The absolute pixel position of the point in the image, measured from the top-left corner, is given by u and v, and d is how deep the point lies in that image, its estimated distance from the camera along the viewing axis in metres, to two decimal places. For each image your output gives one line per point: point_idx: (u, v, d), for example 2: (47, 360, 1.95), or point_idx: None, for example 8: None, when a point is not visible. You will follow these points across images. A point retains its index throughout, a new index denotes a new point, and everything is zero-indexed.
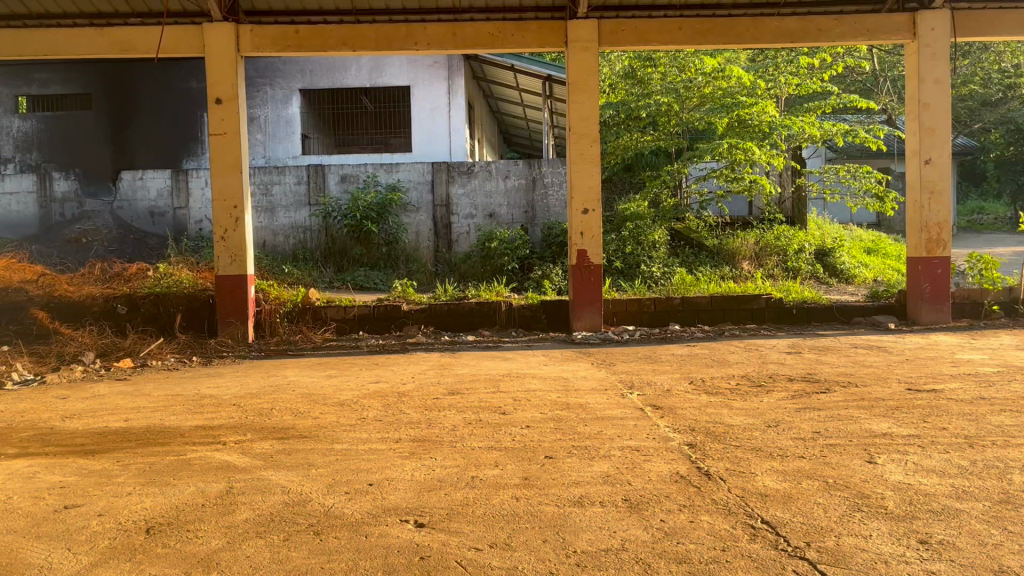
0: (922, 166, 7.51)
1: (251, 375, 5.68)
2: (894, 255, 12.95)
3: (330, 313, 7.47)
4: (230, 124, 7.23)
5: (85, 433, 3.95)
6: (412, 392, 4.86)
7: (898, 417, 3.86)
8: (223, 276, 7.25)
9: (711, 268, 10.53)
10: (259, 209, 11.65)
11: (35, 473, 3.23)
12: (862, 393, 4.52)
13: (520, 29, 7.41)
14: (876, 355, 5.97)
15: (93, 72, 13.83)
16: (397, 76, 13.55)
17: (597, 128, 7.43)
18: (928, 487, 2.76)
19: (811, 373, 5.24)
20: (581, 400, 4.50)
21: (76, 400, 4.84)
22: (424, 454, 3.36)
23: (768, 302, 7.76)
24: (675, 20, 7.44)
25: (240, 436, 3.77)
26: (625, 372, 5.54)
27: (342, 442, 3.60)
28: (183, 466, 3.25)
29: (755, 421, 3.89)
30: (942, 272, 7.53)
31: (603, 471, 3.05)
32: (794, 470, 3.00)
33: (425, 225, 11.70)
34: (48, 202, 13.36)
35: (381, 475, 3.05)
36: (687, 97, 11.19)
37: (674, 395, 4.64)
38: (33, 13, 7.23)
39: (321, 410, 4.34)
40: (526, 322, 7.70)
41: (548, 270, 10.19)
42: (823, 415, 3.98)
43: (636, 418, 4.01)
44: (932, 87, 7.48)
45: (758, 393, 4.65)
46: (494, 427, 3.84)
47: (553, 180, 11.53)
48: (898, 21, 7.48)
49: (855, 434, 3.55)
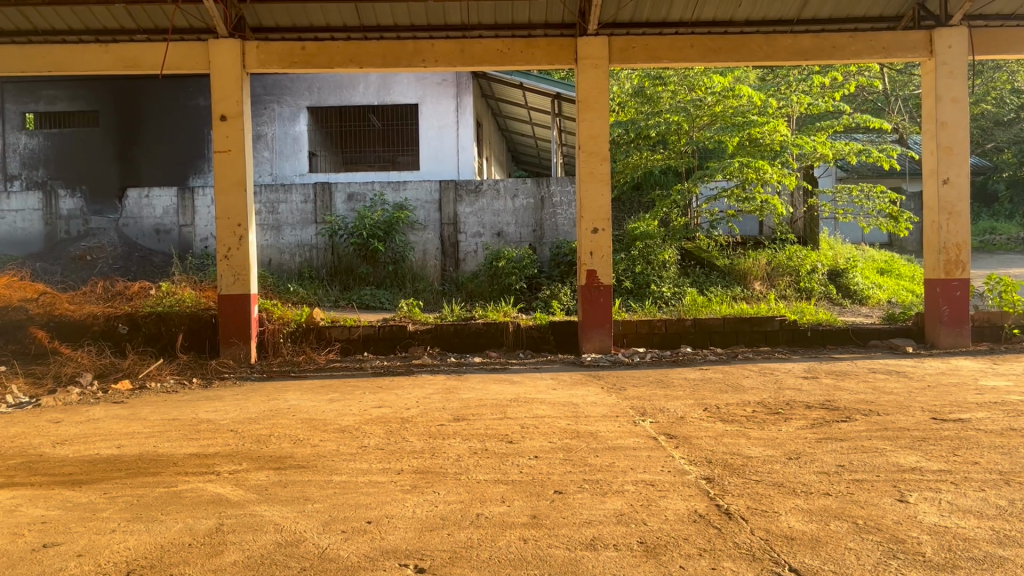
0: (940, 186, 7.32)
1: (252, 399, 5.50)
2: (908, 276, 12.72)
3: (334, 333, 7.35)
4: (234, 141, 7.09)
5: (74, 461, 3.80)
6: (416, 418, 4.68)
7: (926, 450, 3.67)
8: (225, 296, 7.09)
9: (723, 288, 10.37)
10: (265, 227, 11.53)
11: (17, 506, 3.07)
12: (886, 422, 4.32)
13: (529, 47, 7.31)
14: (896, 381, 5.77)
15: (100, 89, 13.81)
16: (405, 94, 13.46)
17: (606, 146, 7.26)
18: (966, 530, 2.57)
19: (830, 401, 5.03)
20: (592, 428, 4.32)
21: (70, 425, 4.68)
22: (427, 487, 3.18)
23: (781, 324, 7.58)
24: (687, 37, 7.32)
25: (234, 466, 3.60)
26: (636, 397, 5.34)
27: (341, 473, 3.43)
28: (173, 500, 3.08)
29: (775, 453, 3.70)
30: (961, 294, 7.32)
31: (616, 509, 2.86)
32: (821, 509, 2.81)
33: (431, 243, 11.57)
34: (54, 220, 12.94)
35: (381, 511, 2.87)
36: (697, 116, 11.04)
37: (689, 423, 4.45)
38: (38, 29, 7.13)
39: (321, 438, 4.17)
40: (534, 344, 7.52)
41: (556, 290, 10.02)
42: (846, 446, 3.79)
43: (649, 449, 3.82)
44: (949, 106, 7.32)
45: (776, 422, 4.45)
46: (501, 458, 3.66)
47: (562, 199, 11.39)
48: (915, 39, 7.33)
49: (882, 468, 3.36)
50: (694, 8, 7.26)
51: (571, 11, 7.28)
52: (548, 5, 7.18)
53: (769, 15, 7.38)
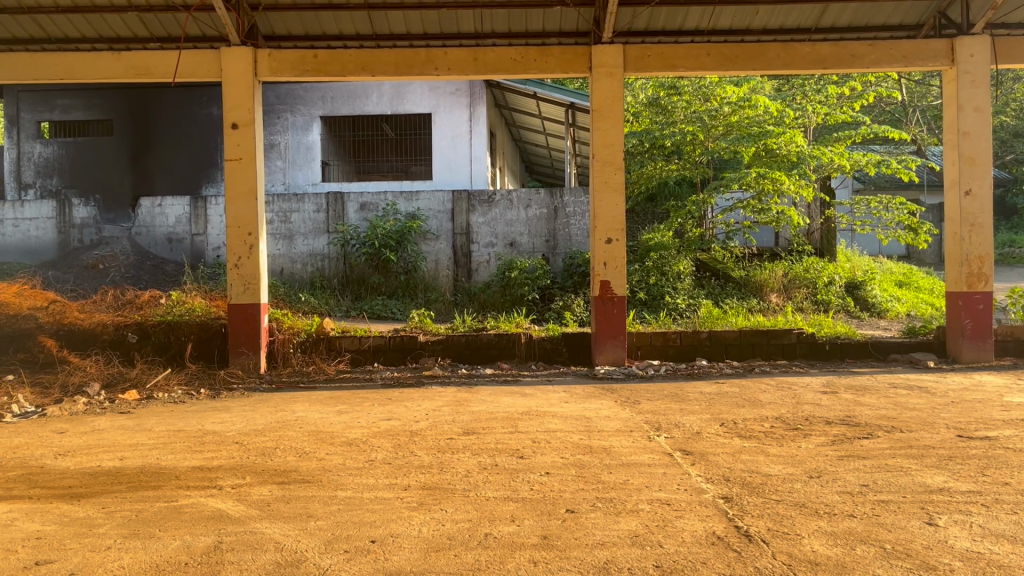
0: (962, 197, 7.17)
1: (259, 410, 5.40)
2: (927, 288, 12.53)
3: (344, 344, 7.26)
4: (245, 149, 7.01)
5: (75, 473, 3.72)
6: (426, 431, 4.57)
7: (953, 470, 3.53)
8: (235, 306, 7.00)
9: (738, 300, 10.27)
10: (277, 236, 11.48)
11: (12, 520, 2.98)
12: (910, 439, 4.19)
13: (543, 55, 7.21)
14: (919, 397, 5.60)
15: (114, 99, 13.85)
16: (418, 104, 13.45)
17: (621, 155, 7.13)
18: (1001, 557, 2.44)
19: (850, 417, 4.89)
20: (605, 444, 4.20)
21: (73, 436, 4.59)
22: (434, 505, 3.07)
23: (799, 337, 7.45)
24: (703, 45, 7.22)
25: (237, 480, 3.50)
26: (650, 411, 5.22)
27: (345, 489, 3.32)
28: (173, 515, 2.99)
29: (796, 472, 3.57)
30: (984, 307, 7.16)
31: (631, 529, 2.75)
32: (845, 532, 2.69)
33: (444, 253, 11.49)
34: (67, 228, 12.66)
35: (386, 530, 2.77)
36: (712, 126, 10.91)
37: (705, 439, 4.32)
38: (52, 38, 7.12)
39: (327, 451, 4.08)
40: (547, 356, 7.41)
41: (570, 301, 9.94)
42: (869, 465, 3.65)
43: (665, 466, 3.70)
44: (971, 116, 7.18)
45: (795, 438, 4.32)
46: (511, 474, 3.55)
47: (575, 209, 11.30)
48: (935, 47, 7.19)
49: (908, 488, 3.23)
50: (710, 17, 7.19)
51: (585, 20, 7.21)
52: (563, 14, 7.15)
53: (786, 24, 7.33)
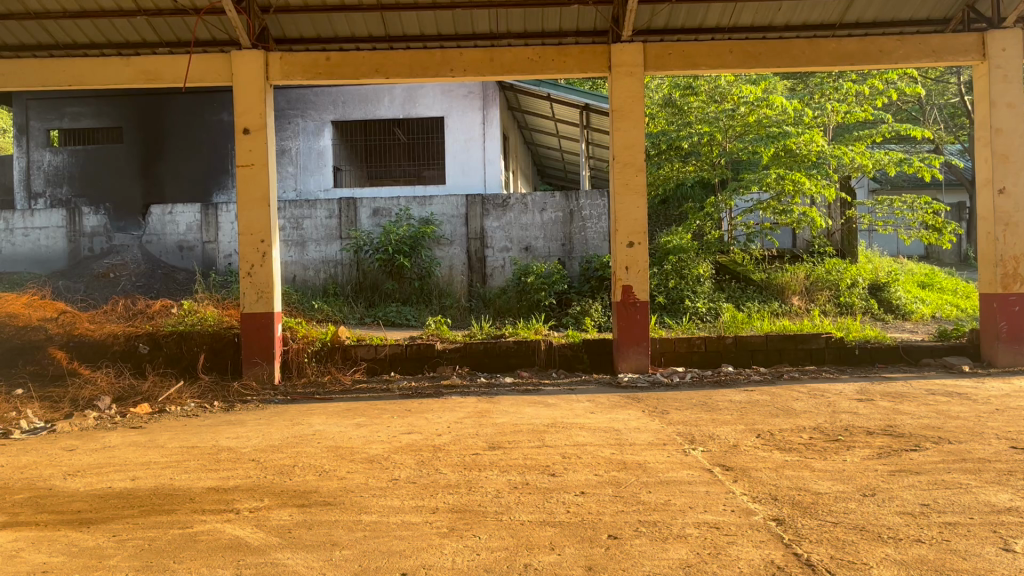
0: (996, 195, 6.90)
1: (275, 424, 5.20)
2: (951, 288, 12.26)
3: (360, 353, 7.08)
4: (257, 155, 6.82)
5: (84, 495, 3.54)
6: (449, 446, 4.37)
7: (1016, 486, 3.30)
8: (248, 315, 6.80)
9: (760, 303, 10.03)
10: (289, 243, 11.32)
11: (17, 551, 2.79)
12: (961, 451, 3.96)
13: (561, 54, 7.02)
14: (961, 404, 5.35)
15: (125, 106, 13.75)
16: (430, 107, 13.27)
17: (642, 157, 6.91)
18: None
19: (892, 427, 4.65)
20: (639, 459, 3.99)
21: (83, 453, 4.42)
22: (465, 531, 2.87)
23: (827, 341, 7.22)
24: (726, 43, 6.99)
25: (255, 502, 3.31)
26: (681, 423, 5.00)
27: (370, 512, 3.13)
28: (188, 544, 2.80)
29: (847, 489, 3.35)
30: (1020, 309, 6.89)
31: (682, 559, 2.54)
32: (917, 561, 2.47)
33: (458, 258, 11.29)
34: (77, 237, 12.51)
35: (417, 561, 2.57)
36: (730, 127, 10.71)
37: (743, 452, 4.11)
38: (59, 43, 6.97)
39: (348, 469, 3.88)
40: (567, 362, 7.22)
41: (587, 306, 9.73)
42: (924, 482, 3.42)
43: (706, 484, 3.48)
44: (1004, 112, 6.92)
45: (838, 450, 4.10)
46: (545, 494, 3.35)
47: (592, 212, 11.10)
48: (966, 42, 6.98)
49: (973, 509, 3.00)
50: (731, 14, 7.01)
51: (603, 19, 7.04)
52: (580, 13, 6.97)
53: (810, 20, 7.12)
